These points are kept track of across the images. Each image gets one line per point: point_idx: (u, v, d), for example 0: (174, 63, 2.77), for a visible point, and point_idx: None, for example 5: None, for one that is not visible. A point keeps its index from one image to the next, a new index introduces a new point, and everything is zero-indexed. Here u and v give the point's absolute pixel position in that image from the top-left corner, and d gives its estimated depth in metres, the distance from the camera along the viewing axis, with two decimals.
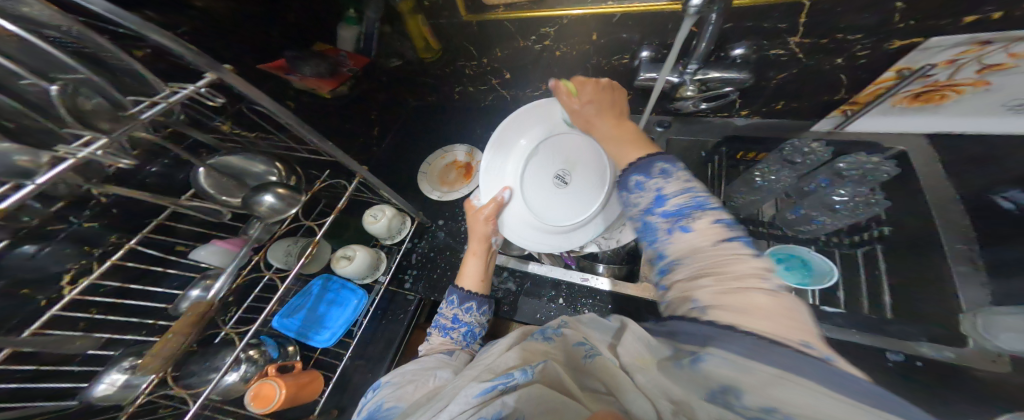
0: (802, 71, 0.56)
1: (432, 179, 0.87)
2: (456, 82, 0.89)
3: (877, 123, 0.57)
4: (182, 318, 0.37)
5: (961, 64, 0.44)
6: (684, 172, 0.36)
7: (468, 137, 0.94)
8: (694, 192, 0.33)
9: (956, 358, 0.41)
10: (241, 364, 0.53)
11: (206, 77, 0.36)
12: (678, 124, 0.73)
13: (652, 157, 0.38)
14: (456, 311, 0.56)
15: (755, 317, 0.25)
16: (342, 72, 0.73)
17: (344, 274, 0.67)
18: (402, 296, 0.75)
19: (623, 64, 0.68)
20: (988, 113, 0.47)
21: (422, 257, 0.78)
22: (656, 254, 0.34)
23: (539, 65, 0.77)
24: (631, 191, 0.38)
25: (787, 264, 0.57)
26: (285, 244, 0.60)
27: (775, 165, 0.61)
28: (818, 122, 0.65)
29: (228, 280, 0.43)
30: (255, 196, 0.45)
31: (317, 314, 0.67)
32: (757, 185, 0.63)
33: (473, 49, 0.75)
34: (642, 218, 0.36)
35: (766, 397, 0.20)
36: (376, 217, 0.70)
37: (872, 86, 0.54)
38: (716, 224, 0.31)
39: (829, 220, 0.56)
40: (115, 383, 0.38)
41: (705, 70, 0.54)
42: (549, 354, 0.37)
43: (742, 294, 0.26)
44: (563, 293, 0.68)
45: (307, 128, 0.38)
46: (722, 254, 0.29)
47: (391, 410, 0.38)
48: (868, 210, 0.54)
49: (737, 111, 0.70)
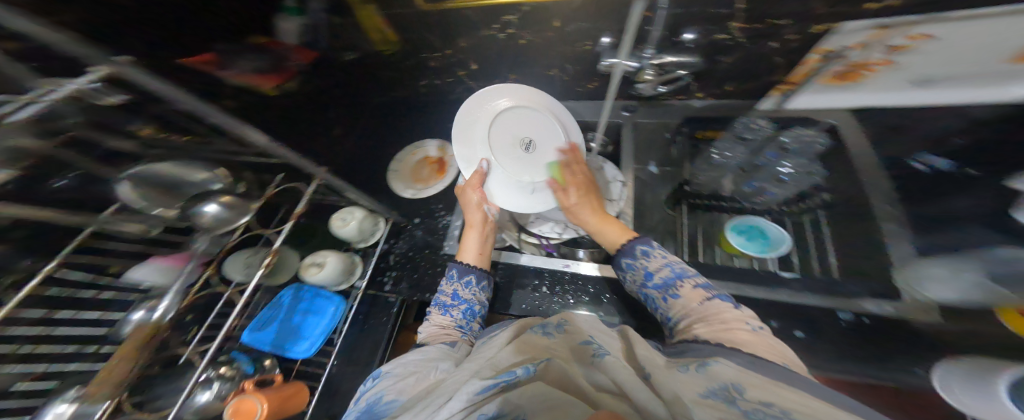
0: (747, 55, 0.58)
1: (405, 176, 0.85)
2: (420, 76, 0.86)
3: (807, 101, 0.63)
4: (127, 342, 0.35)
5: (871, 46, 0.50)
6: (660, 251, 0.50)
7: (439, 131, 0.93)
8: (671, 266, 0.47)
9: (894, 311, 0.46)
10: (213, 383, 0.50)
11: (97, 71, 0.37)
12: (645, 107, 0.76)
13: (633, 241, 0.52)
14: (456, 286, 0.59)
15: (733, 341, 0.34)
16: (288, 66, 0.75)
17: (316, 281, 0.65)
18: (383, 298, 0.73)
19: (587, 51, 0.69)
20: (898, 89, 0.57)
21: (401, 257, 0.76)
22: (665, 318, 0.45)
23: (504, 56, 0.76)
24: (625, 269, 0.51)
25: (748, 235, 0.60)
26: (243, 255, 0.57)
27: (729, 144, 0.69)
28: (760, 101, 0.66)
29: (176, 297, 0.38)
30: (195, 207, 0.44)
31: (291, 325, 0.64)
32: (716, 162, 0.69)
33: (435, 40, 0.74)
34: (643, 292, 0.49)
35: (764, 393, 0.25)
36: (345, 221, 0.69)
37: (800, 67, 0.57)
38: (697, 288, 0.44)
39: (778, 190, 0.65)
40: (62, 414, 0.33)
41: (661, 55, 0.61)
42: (552, 350, 0.37)
43: (729, 331, 0.36)
44: (546, 281, 0.69)
45: (255, 136, 0.38)
46: (708, 308, 0.41)
47: (390, 403, 0.37)
48: (808, 179, 0.63)
49: (694, 94, 0.71)
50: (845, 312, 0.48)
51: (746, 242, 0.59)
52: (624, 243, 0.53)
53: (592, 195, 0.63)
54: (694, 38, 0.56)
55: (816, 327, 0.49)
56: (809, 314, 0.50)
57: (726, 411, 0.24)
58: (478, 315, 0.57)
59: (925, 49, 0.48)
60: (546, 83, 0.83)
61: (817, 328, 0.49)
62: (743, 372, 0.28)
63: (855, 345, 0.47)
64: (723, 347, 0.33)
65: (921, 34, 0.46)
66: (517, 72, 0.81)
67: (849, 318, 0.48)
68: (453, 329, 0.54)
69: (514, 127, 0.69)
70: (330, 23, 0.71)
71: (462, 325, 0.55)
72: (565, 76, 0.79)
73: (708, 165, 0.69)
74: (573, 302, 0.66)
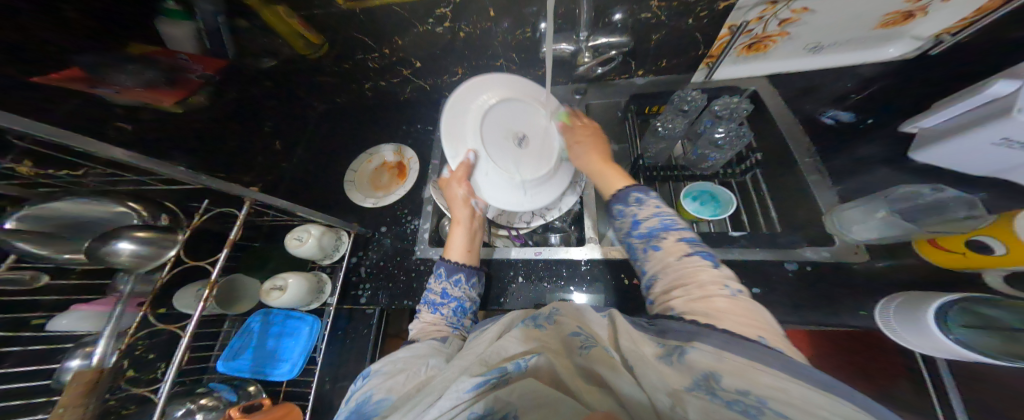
0: (672, 33, 0.59)
1: (364, 186, 0.83)
2: (364, 77, 0.84)
3: (730, 71, 0.68)
4: (66, 390, 0.32)
5: (766, 19, 0.55)
6: (655, 199, 0.46)
7: (396, 134, 0.91)
8: (662, 215, 0.44)
9: (829, 257, 0.51)
10: (195, 414, 0.49)
11: None
12: (594, 89, 0.75)
13: (629, 188, 0.49)
14: (445, 284, 0.57)
15: (707, 315, 0.32)
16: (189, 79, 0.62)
17: (281, 304, 0.63)
18: (361, 311, 0.71)
19: (528, 38, 0.68)
20: (800, 55, 0.64)
21: (372, 269, 0.74)
22: (642, 271, 0.44)
23: (448, 50, 0.75)
24: (616, 217, 0.48)
25: (700, 200, 0.61)
26: (193, 287, 0.55)
27: (670, 116, 0.63)
28: (692, 75, 0.70)
29: (110, 341, 0.37)
30: (105, 246, 0.39)
31: (268, 350, 0.63)
32: (660, 134, 0.65)
33: (368, 39, 0.71)
34: (626, 241, 0.46)
35: (740, 380, 0.25)
36: (301, 239, 0.66)
37: (716, 42, 0.60)
38: (680, 242, 0.41)
39: (718, 156, 0.62)
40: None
41: (594, 36, 0.58)
42: (541, 343, 0.36)
43: (706, 300, 0.34)
44: (521, 270, 0.69)
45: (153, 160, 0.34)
46: (686, 266, 0.38)
47: (379, 403, 0.35)
48: (741, 142, 0.60)
49: (635, 72, 0.71)
50: (790, 262, 0.53)
51: (699, 207, 0.60)
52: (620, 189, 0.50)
53: (596, 139, 0.65)
54: (622, 18, 0.56)
55: (770, 279, 0.52)
56: (761, 267, 0.53)
57: (709, 408, 0.24)
58: (471, 312, 0.57)
59: (807, 19, 0.54)
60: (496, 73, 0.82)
61: (770, 280, 0.52)
62: (720, 355, 0.26)
63: (803, 291, 0.50)
64: (699, 324, 0.30)
65: (803, 7, 0.52)
66: (464, 65, 0.79)
67: (794, 268, 0.52)
68: (444, 327, 0.53)
69: (506, 120, 0.66)
70: (232, 25, 0.62)
71: (454, 323, 0.54)
72: (512, 65, 0.78)
73: (653, 138, 0.66)
74: (549, 287, 0.67)
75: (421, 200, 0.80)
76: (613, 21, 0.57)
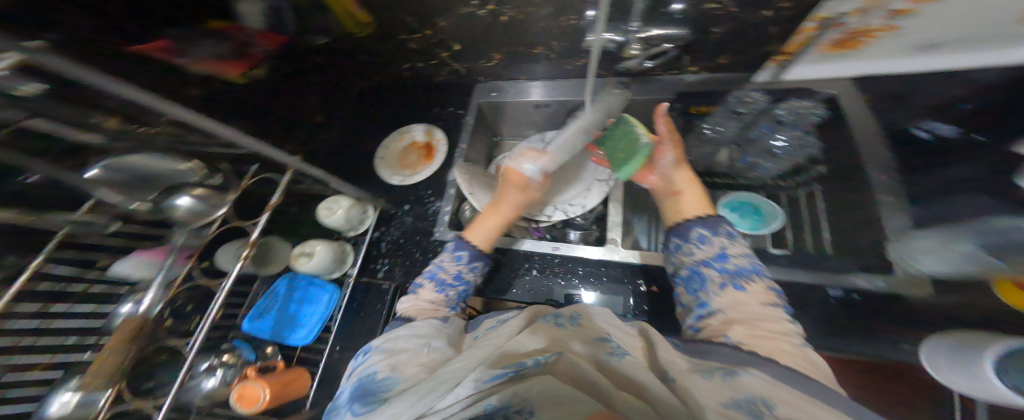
0: (738, 26, 0.55)
1: (391, 164, 0.84)
2: (403, 59, 0.84)
3: (805, 70, 0.60)
4: (115, 335, 0.36)
5: (870, 12, 0.44)
6: (742, 244, 0.47)
7: (427, 116, 0.92)
8: (752, 261, 0.44)
9: (887, 286, 0.44)
10: (217, 369, 0.56)
11: (11, 58, 0.31)
12: (635, 85, 0.71)
13: (718, 219, 0.50)
14: (461, 267, 0.56)
15: (761, 349, 0.32)
16: (253, 53, 0.73)
17: (307, 271, 0.66)
18: (376, 285, 0.71)
19: (573, 26, 0.66)
20: (905, 55, 0.52)
21: (391, 245, 0.76)
22: (702, 301, 0.43)
23: (488, 35, 0.74)
24: (696, 240, 0.48)
25: (740, 212, 0.62)
26: (233, 246, 0.60)
27: (721, 117, 0.67)
28: (756, 73, 0.63)
29: (159, 292, 0.39)
30: (168, 200, 0.44)
31: (289, 315, 0.66)
32: (707, 137, 0.68)
33: (412, 20, 0.72)
34: (700, 269, 0.45)
35: (795, 410, 0.23)
36: (331, 209, 0.68)
37: (795, 37, 0.54)
38: (767, 290, 0.41)
39: (772, 165, 0.64)
40: (68, 403, 0.34)
41: (647, 27, 0.57)
42: (562, 344, 0.35)
43: (772, 340, 0.33)
44: (536, 264, 0.69)
45: (208, 120, 0.36)
46: (763, 312, 0.38)
47: (385, 381, 0.34)
48: (802, 151, 0.60)
49: (686, 68, 0.67)
50: (836, 287, 0.48)
51: (739, 219, 0.61)
52: (689, 220, 0.51)
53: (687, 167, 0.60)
54: (683, 8, 0.53)
55: None
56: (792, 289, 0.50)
57: None
58: (468, 298, 0.57)
59: (926, 14, 0.42)
60: (534, 62, 0.80)
61: None
62: (774, 385, 0.26)
63: None
64: (755, 356, 0.31)
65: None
66: (502, 52, 0.78)
67: (840, 294, 0.48)
68: (442, 307, 0.51)
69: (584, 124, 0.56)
70: None
71: (453, 305, 0.53)
72: (551, 54, 0.76)
73: (698, 141, 0.70)
74: (565, 283, 0.66)
75: (445, 183, 0.81)
76: (671, 11, 0.54)
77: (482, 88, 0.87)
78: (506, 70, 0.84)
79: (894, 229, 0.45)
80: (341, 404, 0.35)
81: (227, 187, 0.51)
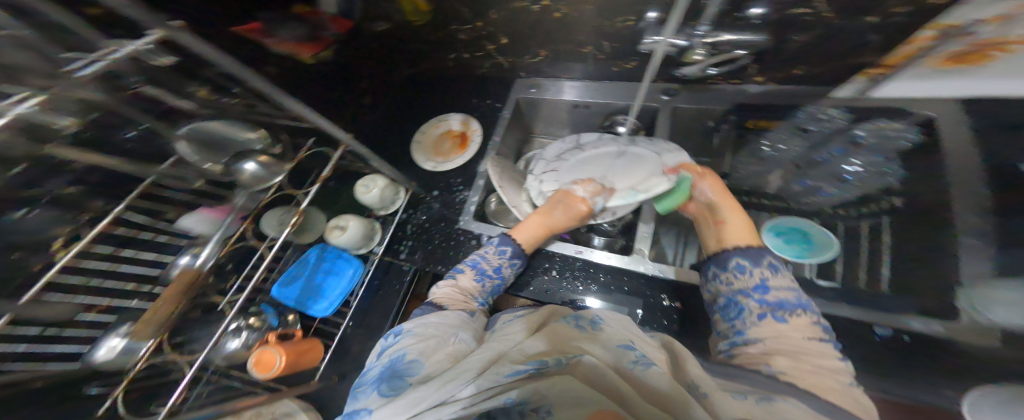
0: (824, 35, 0.52)
1: (427, 149, 0.86)
2: (450, 48, 0.86)
3: (905, 88, 0.53)
4: (171, 287, 0.40)
5: (1009, 23, 0.37)
6: (786, 273, 0.44)
7: (464, 106, 0.93)
8: (797, 294, 0.41)
9: (944, 331, 0.38)
10: (242, 332, 0.56)
11: (153, 35, 0.36)
12: (686, 92, 0.73)
13: (758, 247, 0.47)
14: (503, 262, 0.58)
15: (798, 381, 0.31)
16: (323, 36, 0.81)
17: (340, 244, 0.69)
18: (398, 266, 0.75)
19: (627, 28, 0.64)
20: None
21: (417, 228, 0.77)
22: (739, 329, 0.41)
23: (537, 30, 0.74)
24: (732, 268, 0.46)
25: (788, 237, 0.59)
26: (276, 213, 0.61)
27: (785, 134, 0.64)
28: (837, 88, 0.61)
29: (215, 248, 0.43)
30: (237, 163, 0.48)
31: (314, 284, 0.67)
32: (764, 156, 0.67)
33: (466, 11, 0.73)
34: (738, 298, 0.43)
35: None
36: (368, 187, 0.71)
37: (907, 45, 0.48)
38: (813, 325, 0.38)
39: (836, 192, 0.59)
40: (114, 348, 0.39)
41: (717, 33, 0.56)
42: (585, 348, 0.35)
43: (817, 375, 0.31)
44: (557, 265, 0.68)
45: (273, 89, 0.40)
46: (809, 346, 0.36)
47: (412, 365, 0.35)
48: (879, 179, 0.53)
49: (750, 77, 0.66)
50: (885, 326, 0.43)
51: (785, 244, 0.58)
52: (728, 247, 0.49)
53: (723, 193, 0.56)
54: (764, 13, 0.51)
55: (846, 341, 0.45)
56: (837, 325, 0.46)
57: None
58: (499, 293, 0.60)
59: None
60: (580, 61, 0.79)
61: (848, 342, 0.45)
62: (814, 416, 0.25)
63: None
64: (794, 388, 0.29)
65: None
66: (548, 48, 0.78)
67: (887, 333, 0.43)
68: (473, 300, 0.53)
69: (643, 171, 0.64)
70: None
71: (483, 297, 0.56)
72: (599, 55, 0.75)
73: (752, 158, 0.69)
74: (585, 289, 0.64)
75: (475, 173, 0.82)
76: (750, 16, 0.52)
77: (521, 84, 0.88)
78: (549, 67, 0.84)
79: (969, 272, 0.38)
80: (369, 382, 0.36)
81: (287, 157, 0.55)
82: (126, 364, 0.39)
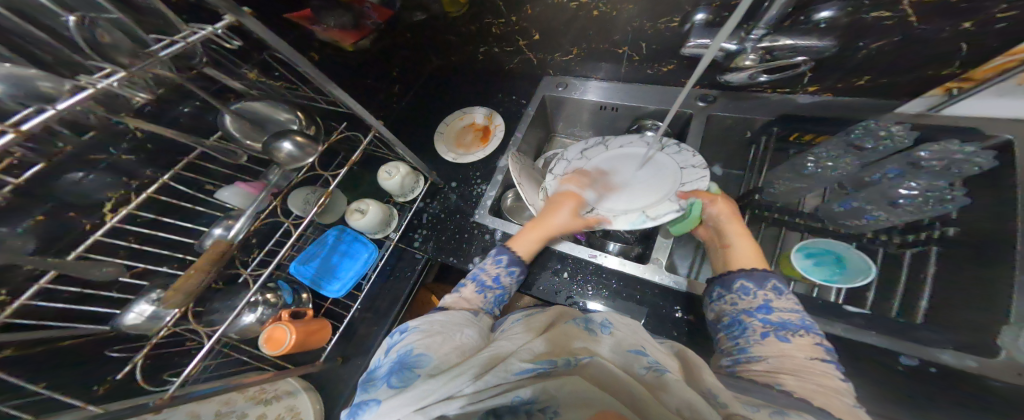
0: (903, 38, 0.47)
1: (449, 140, 0.90)
2: (482, 42, 0.88)
3: (983, 107, 0.46)
4: (203, 257, 0.40)
5: None
6: (792, 296, 0.42)
7: (489, 101, 0.95)
8: (802, 315, 0.40)
9: (978, 367, 0.37)
10: (256, 307, 0.55)
11: (225, 20, 0.41)
12: (725, 99, 0.69)
13: (762, 270, 0.45)
14: (501, 271, 0.58)
15: (816, 400, 0.29)
16: (366, 25, 0.79)
17: (358, 227, 0.71)
18: (411, 253, 0.78)
19: (670, 29, 0.63)
20: None
21: (432, 217, 0.80)
22: (744, 347, 0.39)
23: (571, 27, 0.73)
24: (735, 290, 0.45)
25: (819, 259, 0.55)
26: (301, 194, 0.65)
27: (836, 151, 0.54)
28: (904, 104, 0.54)
29: (246, 221, 0.47)
30: (276, 143, 0.52)
31: (331, 264, 0.69)
32: (808, 172, 0.56)
33: (502, 5, 0.74)
34: (742, 318, 0.42)
35: None
36: (390, 174, 0.74)
37: (1004, 56, 0.40)
38: (817, 345, 0.37)
39: (884, 216, 0.51)
40: (143, 313, 0.41)
41: (774, 36, 0.49)
42: (591, 348, 0.35)
43: (825, 393, 0.30)
44: (568, 266, 0.68)
45: (316, 72, 0.44)
46: (814, 366, 0.34)
47: (421, 356, 0.35)
48: (937, 208, 0.46)
49: (803, 86, 0.62)
50: (911, 356, 0.42)
51: (813, 266, 0.54)
52: (735, 268, 0.47)
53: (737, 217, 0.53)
54: (833, 16, 0.47)
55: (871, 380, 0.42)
56: None
57: None
58: (502, 303, 0.58)
59: None
60: (612, 61, 0.77)
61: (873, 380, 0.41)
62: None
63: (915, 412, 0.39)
64: (810, 405, 0.28)
65: None
66: (581, 47, 0.77)
67: (912, 364, 0.42)
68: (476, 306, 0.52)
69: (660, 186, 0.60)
70: None
71: (488, 308, 0.54)
72: (635, 55, 0.73)
73: (794, 175, 0.57)
74: (593, 294, 0.63)
75: (494, 168, 0.83)
76: (814, 19, 0.48)
77: (549, 81, 0.87)
78: (579, 66, 0.83)
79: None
80: (380, 376, 0.34)
81: (319, 137, 0.60)
82: (149, 332, 0.42)
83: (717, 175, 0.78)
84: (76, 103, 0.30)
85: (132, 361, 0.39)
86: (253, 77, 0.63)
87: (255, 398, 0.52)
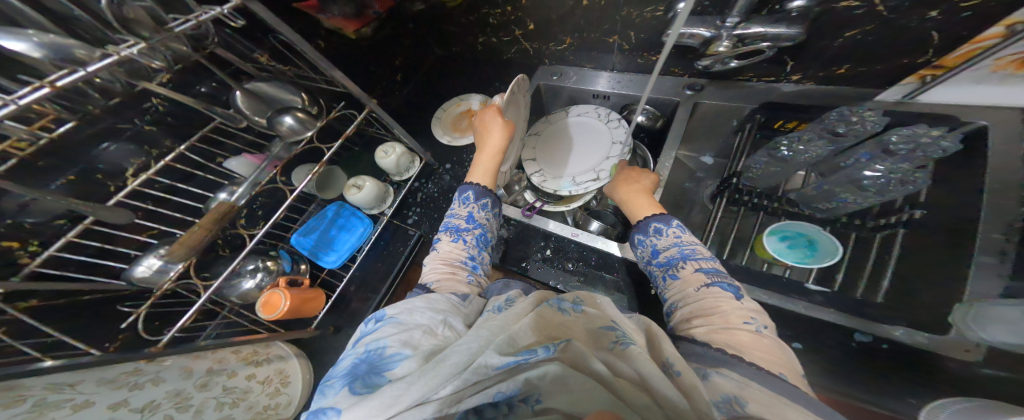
0: (880, 28, 0.48)
1: (445, 124, 0.93)
2: (480, 31, 0.90)
3: (952, 95, 0.46)
4: (207, 214, 0.44)
5: None
6: (676, 229, 0.48)
7: (485, 90, 0.98)
8: (681, 246, 0.45)
9: (928, 343, 0.39)
10: (257, 273, 0.58)
11: (233, 2, 0.44)
12: (712, 87, 0.70)
13: (650, 216, 0.51)
14: (472, 207, 0.57)
15: (725, 344, 0.32)
16: (368, 13, 0.81)
17: (355, 202, 0.73)
18: (404, 230, 0.81)
19: (656, 18, 0.64)
20: None
21: (427, 197, 0.83)
22: (661, 298, 0.46)
23: (564, 16, 0.75)
24: (637, 246, 0.51)
25: (793, 242, 0.55)
26: (305, 168, 0.71)
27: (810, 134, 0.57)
28: (880, 94, 0.54)
29: (247, 188, 0.49)
30: (280, 116, 0.56)
31: (329, 237, 0.72)
32: (782, 156, 0.58)
33: None
34: (648, 268, 0.49)
35: (765, 409, 0.23)
36: (386, 153, 0.76)
37: (969, 44, 0.41)
38: (698, 272, 0.42)
39: (854, 199, 0.52)
40: (151, 267, 0.45)
41: (746, 24, 0.51)
42: (568, 331, 0.33)
43: (729, 332, 0.34)
44: (552, 244, 0.70)
45: (317, 54, 0.47)
46: (704, 297, 0.39)
47: (393, 359, 0.31)
48: (900, 189, 0.48)
49: (786, 76, 0.63)
50: (863, 333, 0.43)
51: (787, 249, 0.55)
52: (642, 218, 0.52)
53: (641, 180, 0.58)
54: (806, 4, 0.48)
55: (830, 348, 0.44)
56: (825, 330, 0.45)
57: None
58: (487, 243, 0.57)
59: None
60: (604, 51, 0.79)
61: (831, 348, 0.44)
62: (745, 383, 0.26)
63: None
64: (725, 354, 0.30)
65: None
66: (574, 36, 0.79)
67: (865, 340, 0.43)
68: (460, 271, 0.51)
69: (593, 147, 0.74)
70: None
71: (472, 253, 0.54)
72: (624, 45, 0.74)
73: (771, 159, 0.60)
74: (574, 269, 0.66)
75: None
76: (788, 8, 0.50)
77: (544, 71, 0.88)
78: (573, 55, 0.85)
79: (977, 291, 0.38)
80: (339, 376, 0.31)
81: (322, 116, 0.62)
82: (156, 284, 0.45)
83: (707, 163, 0.79)
84: (104, 66, 0.35)
85: (136, 312, 0.41)
86: (265, 61, 0.66)
87: (247, 358, 0.55)
